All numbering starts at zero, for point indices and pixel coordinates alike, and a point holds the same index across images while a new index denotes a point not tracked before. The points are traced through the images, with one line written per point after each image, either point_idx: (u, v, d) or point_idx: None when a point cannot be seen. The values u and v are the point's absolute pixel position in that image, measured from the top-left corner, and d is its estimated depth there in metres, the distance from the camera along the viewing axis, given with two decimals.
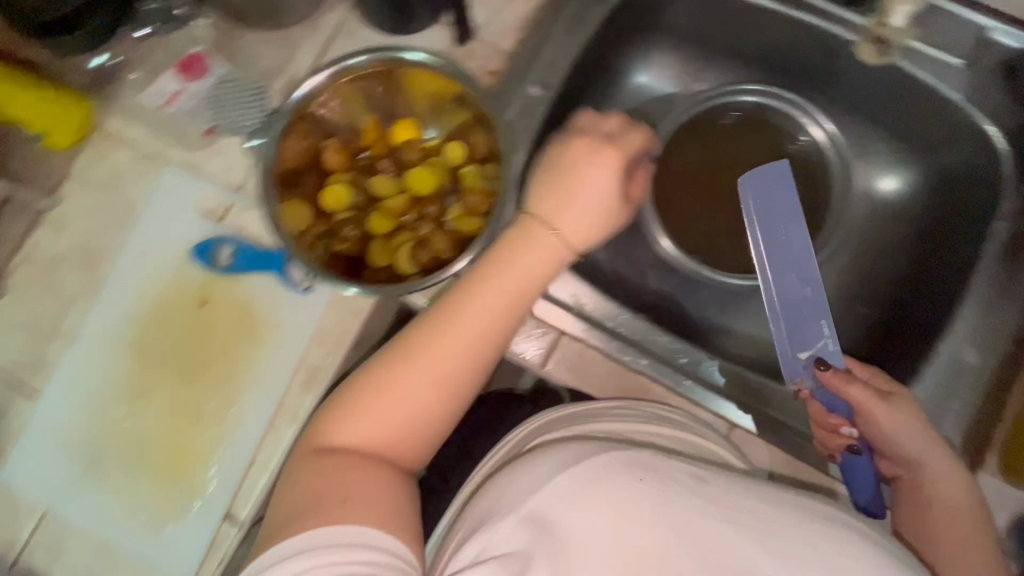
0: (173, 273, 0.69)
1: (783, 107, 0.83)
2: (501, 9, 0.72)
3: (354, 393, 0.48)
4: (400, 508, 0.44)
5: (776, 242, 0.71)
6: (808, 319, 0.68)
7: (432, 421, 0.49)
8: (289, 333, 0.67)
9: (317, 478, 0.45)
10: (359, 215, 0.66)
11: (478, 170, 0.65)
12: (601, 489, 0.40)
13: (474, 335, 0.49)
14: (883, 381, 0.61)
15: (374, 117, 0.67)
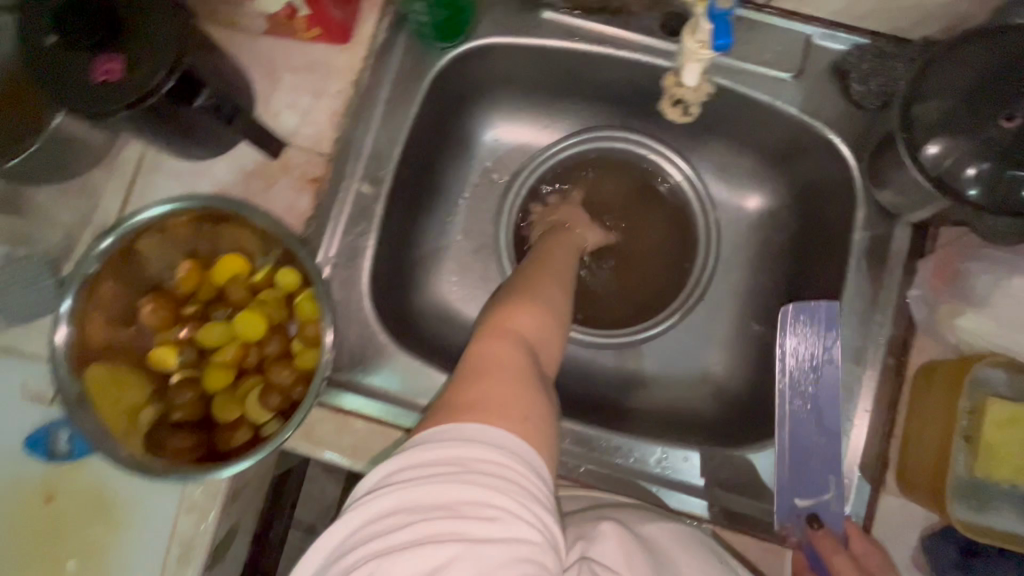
0: (11, 470, 0.62)
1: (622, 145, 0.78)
2: (313, 109, 0.67)
3: (518, 299, 0.52)
4: (549, 418, 0.43)
5: (803, 386, 0.65)
6: (818, 467, 0.63)
7: (557, 339, 0.52)
8: (153, 509, 0.62)
9: (504, 381, 0.42)
10: (196, 372, 0.61)
11: (307, 298, 0.60)
12: (686, 550, 0.49)
13: (565, 271, 0.61)
14: (877, 565, 0.58)
15: (187, 262, 0.62)
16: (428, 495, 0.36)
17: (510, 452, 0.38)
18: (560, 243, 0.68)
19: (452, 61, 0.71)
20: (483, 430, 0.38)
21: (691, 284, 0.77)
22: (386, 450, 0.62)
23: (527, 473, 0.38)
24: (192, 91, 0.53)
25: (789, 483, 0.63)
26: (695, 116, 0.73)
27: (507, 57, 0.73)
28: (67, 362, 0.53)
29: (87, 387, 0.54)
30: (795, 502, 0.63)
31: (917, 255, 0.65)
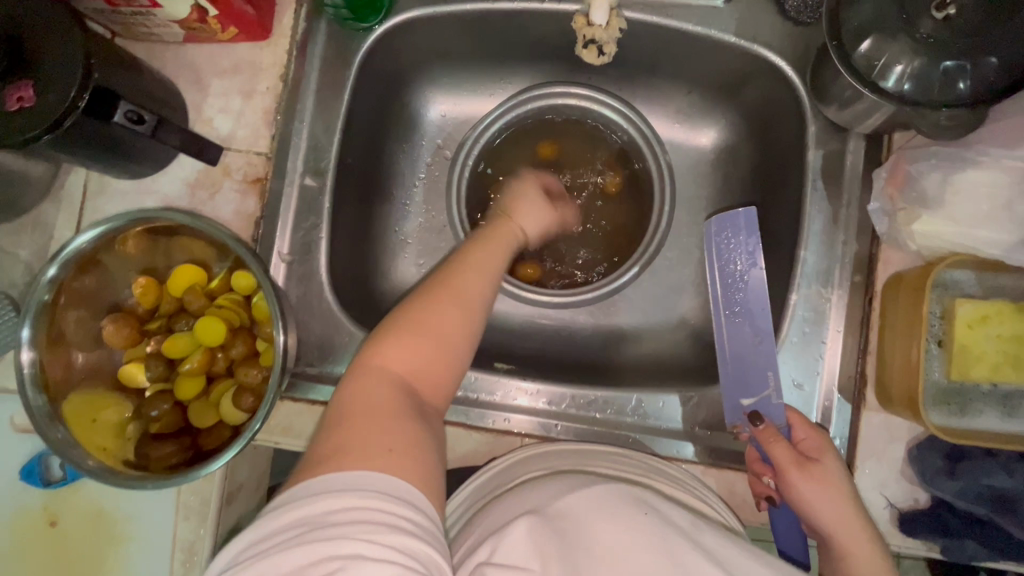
0: (11, 500, 0.64)
1: (573, 99, 0.76)
2: (245, 110, 0.67)
3: (407, 317, 0.51)
4: (422, 447, 0.44)
5: (733, 291, 0.67)
6: (757, 367, 0.63)
7: (450, 363, 0.51)
8: (150, 520, 0.64)
9: (363, 421, 0.44)
10: (169, 384, 0.62)
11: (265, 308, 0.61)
12: (610, 517, 0.47)
13: (486, 284, 0.56)
14: (814, 446, 0.58)
15: (145, 277, 0.62)
16: (281, 565, 0.37)
17: (366, 498, 0.39)
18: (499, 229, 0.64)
19: (378, 40, 0.69)
20: (340, 474, 0.40)
21: (647, 238, 0.74)
22: None
23: (388, 507, 0.39)
24: (112, 105, 0.53)
25: (732, 386, 0.64)
26: (612, 56, 0.71)
27: (433, 30, 0.71)
28: (33, 382, 0.54)
29: (54, 404, 0.55)
30: (742, 404, 0.63)
31: (873, 166, 0.64)
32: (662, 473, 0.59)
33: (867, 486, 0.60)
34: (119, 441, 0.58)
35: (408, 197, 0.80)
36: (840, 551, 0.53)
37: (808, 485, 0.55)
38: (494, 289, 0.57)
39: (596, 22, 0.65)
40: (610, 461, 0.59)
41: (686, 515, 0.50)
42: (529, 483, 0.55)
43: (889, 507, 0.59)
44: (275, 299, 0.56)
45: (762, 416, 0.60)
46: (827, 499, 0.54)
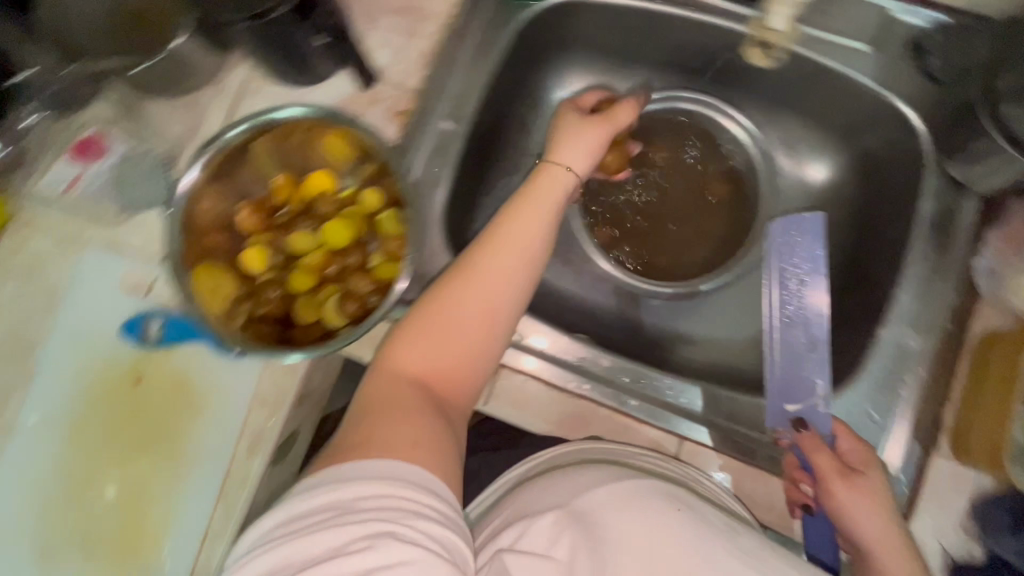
0: (106, 353, 0.68)
1: (726, 121, 0.82)
2: (403, 47, 0.71)
3: (426, 320, 0.57)
4: (444, 445, 0.52)
5: (790, 299, 0.73)
6: (804, 373, 0.69)
7: (468, 362, 0.57)
8: (227, 400, 0.66)
9: (389, 411, 0.52)
10: (281, 276, 0.65)
11: (397, 232, 0.64)
12: (632, 510, 0.51)
13: (510, 276, 0.58)
14: (858, 458, 0.60)
15: (284, 174, 0.66)
16: (314, 543, 0.44)
17: (381, 484, 0.46)
18: (544, 180, 0.64)
19: (534, 16, 0.73)
20: (375, 463, 0.47)
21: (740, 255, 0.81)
22: None
23: (412, 495, 0.46)
24: (308, 11, 0.58)
25: (777, 387, 0.69)
26: (776, 57, 0.69)
27: (588, 17, 0.75)
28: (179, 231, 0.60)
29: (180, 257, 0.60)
30: (784, 408, 0.68)
31: (984, 228, 0.66)
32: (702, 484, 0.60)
33: (924, 529, 0.60)
34: (226, 312, 0.62)
35: (520, 167, 0.84)
36: (873, 557, 0.55)
37: (844, 492, 0.58)
38: (521, 283, 0.59)
39: (773, 30, 0.60)
40: (653, 459, 0.62)
41: (725, 518, 0.53)
42: (562, 470, 0.60)
43: (942, 553, 0.60)
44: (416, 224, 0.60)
45: (806, 424, 0.65)
46: (865, 506, 0.57)
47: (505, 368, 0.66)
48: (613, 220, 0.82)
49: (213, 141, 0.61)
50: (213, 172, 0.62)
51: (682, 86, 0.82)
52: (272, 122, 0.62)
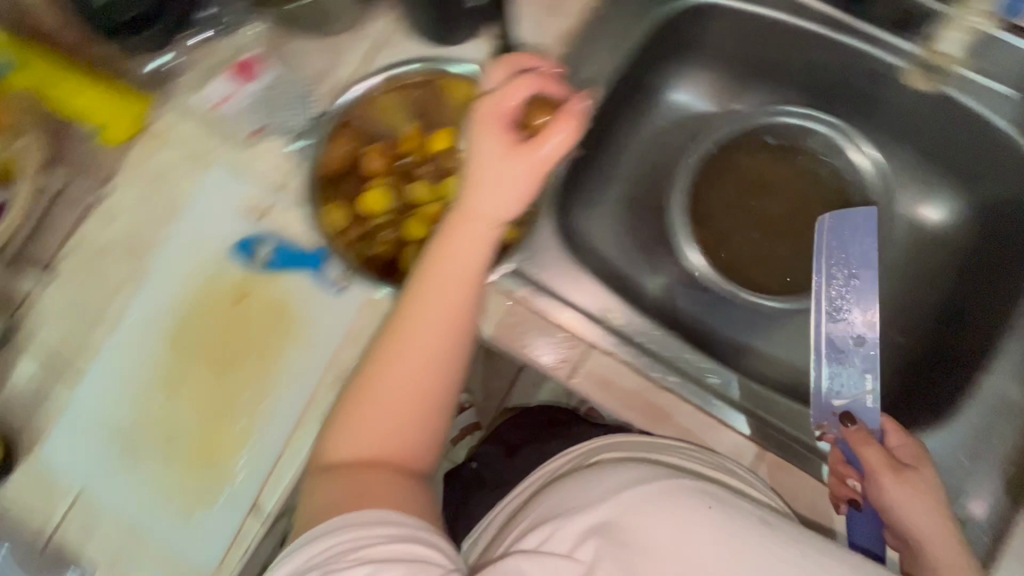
0: (214, 269, 0.71)
1: (853, 152, 0.82)
2: (544, 20, 0.72)
3: (365, 397, 0.50)
4: (415, 505, 0.47)
5: (842, 296, 0.75)
6: (852, 369, 0.71)
7: (422, 419, 0.50)
8: (321, 332, 0.68)
9: (337, 485, 0.48)
10: (396, 219, 0.69)
11: (521, 202, 0.67)
12: (669, 511, 0.45)
13: (446, 319, 0.50)
14: (909, 455, 0.60)
15: (415, 126, 0.70)
16: None
17: (354, 529, 0.43)
18: (463, 232, 0.52)
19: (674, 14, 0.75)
20: (345, 522, 0.44)
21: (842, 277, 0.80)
22: (539, 335, 0.67)
23: (355, 527, 0.43)
24: None
25: (825, 384, 0.71)
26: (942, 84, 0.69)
27: (725, 23, 0.76)
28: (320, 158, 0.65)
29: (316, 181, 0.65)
30: (832, 405, 0.70)
31: None
32: (729, 469, 0.58)
33: None
34: (339, 246, 0.65)
35: (625, 159, 0.85)
36: (922, 550, 0.54)
37: (898, 488, 0.56)
38: (466, 318, 0.51)
39: (942, 50, 0.65)
40: (685, 458, 0.57)
41: (758, 510, 0.47)
42: (588, 470, 0.54)
43: None
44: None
45: (854, 420, 0.66)
46: (918, 502, 0.55)
47: (596, 349, 0.66)
48: (713, 227, 0.84)
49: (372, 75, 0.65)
50: (359, 111, 0.66)
51: (812, 109, 0.83)
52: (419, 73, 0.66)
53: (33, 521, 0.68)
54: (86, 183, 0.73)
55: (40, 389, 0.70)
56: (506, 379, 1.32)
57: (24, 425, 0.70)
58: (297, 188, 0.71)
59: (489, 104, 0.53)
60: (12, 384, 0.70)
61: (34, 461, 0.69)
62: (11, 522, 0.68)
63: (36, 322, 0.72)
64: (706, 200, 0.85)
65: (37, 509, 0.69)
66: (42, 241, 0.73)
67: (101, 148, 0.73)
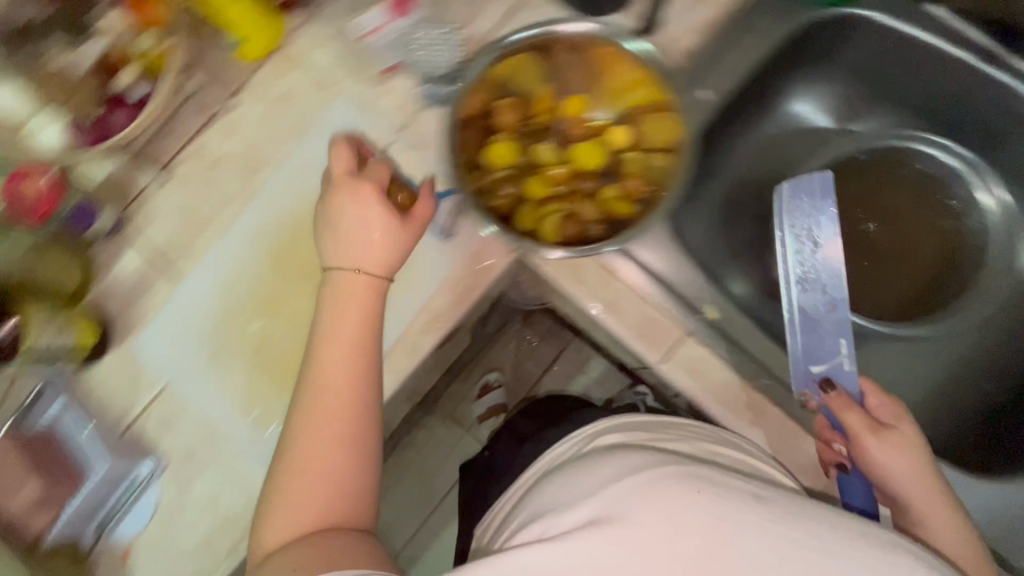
0: None
1: (981, 190, 0.82)
2: (688, 8, 0.71)
3: (296, 469, 0.53)
4: (364, 549, 0.49)
5: (813, 264, 0.72)
6: (827, 335, 0.68)
7: (352, 471, 0.54)
8: (422, 274, 0.69)
9: (301, 552, 0.48)
10: (517, 176, 0.66)
11: (654, 182, 0.64)
12: (660, 496, 0.43)
13: (349, 371, 0.56)
14: (889, 414, 0.60)
15: (549, 86, 0.68)
16: None
17: None
18: (353, 286, 0.60)
19: (832, 19, 0.74)
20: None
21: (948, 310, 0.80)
22: (636, 314, 0.67)
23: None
24: None
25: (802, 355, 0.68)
26: None
27: (878, 38, 0.75)
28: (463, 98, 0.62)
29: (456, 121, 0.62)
30: (811, 370, 0.67)
31: None
32: (732, 442, 0.59)
33: None
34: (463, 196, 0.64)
35: (736, 159, 0.84)
36: (915, 514, 0.54)
37: (884, 449, 0.56)
38: (369, 364, 0.57)
39: None
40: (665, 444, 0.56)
41: (749, 486, 0.46)
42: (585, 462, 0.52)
43: None
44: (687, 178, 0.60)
45: (834, 385, 0.64)
46: (899, 461, 0.55)
47: (691, 338, 0.66)
48: (832, 237, 0.82)
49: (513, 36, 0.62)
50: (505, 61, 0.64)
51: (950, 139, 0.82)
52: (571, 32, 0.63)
53: (115, 406, 0.71)
54: (216, 95, 0.76)
55: (143, 281, 0.73)
56: (541, 366, 1.29)
57: (123, 312, 0.72)
58: (418, 131, 0.72)
59: (342, 182, 0.63)
60: (118, 273, 0.73)
61: (127, 349, 0.72)
62: (97, 402, 0.70)
63: (147, 216, 0.74)
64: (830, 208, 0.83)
65: (121, 395, 0.71)
66: (165, 141, 0.75)
67: (236, 61, 0.75)
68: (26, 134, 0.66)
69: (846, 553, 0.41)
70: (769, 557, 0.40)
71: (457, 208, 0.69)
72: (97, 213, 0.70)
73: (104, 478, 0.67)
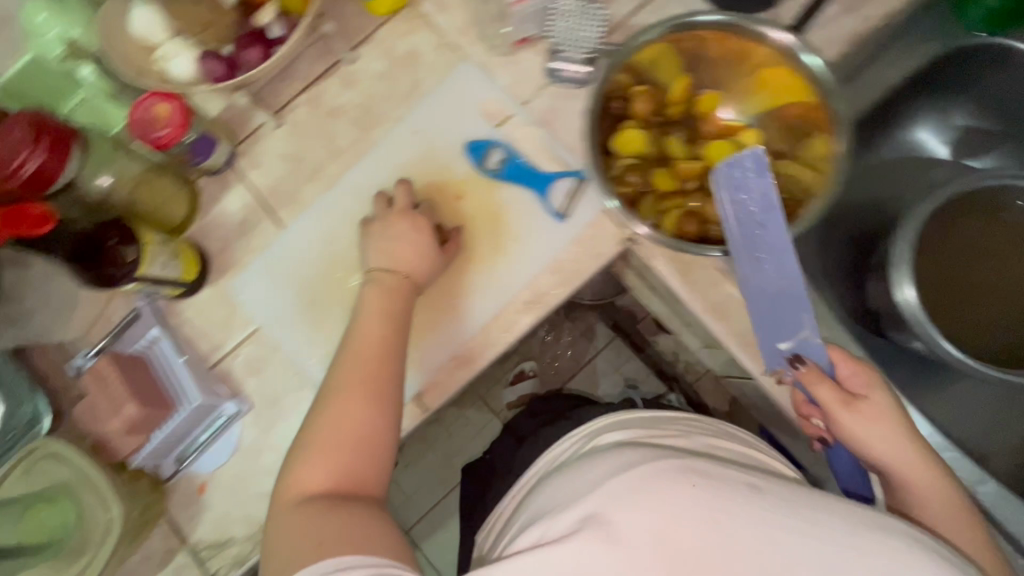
0: (438, 160, 0.71)
1: None
2: (836, 17, 0.69)
3: (312, 446, 0.53)
4: (373, 528, 0.47)
5: (750, 238, 0.59)
6: (789, 310, 0.59)
7: (374, 442, 0.54)
8: (529, 253, 0.69)
9: (313, 530, 0.47)
10: (644, 165, 0.64)
11: (789, 194, 0.62)
12: (648, 497, 0.41)
13: (380, 351, 0.59)
14: (860, 383, 0.55)
15: (686, 78, 0.66)
16: None
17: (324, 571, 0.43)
18: (385, 291, 0.63)
19: (974, 44, 0.71)
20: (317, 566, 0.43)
21: None
22: (743, 323, 0.66)
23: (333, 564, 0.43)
24: None
25: (766, 330, 0.60)
26: None
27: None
28: (605, 79, 0.61)
29: (595, 101, 0.61)
30: (777, 348, 0.60)
31: None
32: (724, 434, 0.62)
33: None
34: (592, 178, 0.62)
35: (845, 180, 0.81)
36: (901, 483, 0.51)
37: (860, 423, 0.52)
38: (399, 346, 0.60)
39: None
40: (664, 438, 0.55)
41: (745, 475, 0.44)
42: (576, 464, 0.49)
43: None
44: (835, 194, 0.57)
45: (803, 360, 0.57)
46: (881, 433, 0.51)
47: None
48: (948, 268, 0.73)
49: (685, 20, 0.61)
50: (648, 48, 0.62)
51: None
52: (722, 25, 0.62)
53: (205, 342, 0.71)
54: (339, 43, 0.75)
55: (245, 221, 0.73)
56: (576, 363, 1.24)
57: (222, 250, 0.72)
58: (540, 108, 0.71)
59: (394, 213, 0.67)
60: (222, 210, 0.73)
61: (222, 287, 0.72)
62: (188, 335, 0.71)
63: (255, 158, 0.74)
64: (949, 238, 0.74)
65: (211, 332, 0.71)
66: (281, 84, 0.74)
67: (363, 13, 0.74)
68: (158, 59, 0.66)
69: (848, 541, 0.39)
70: (764, 546, 0.39)
71: (575, 190, 0.68)
72: (216, 144, 0.69)
73: (195, 407, 0.65)
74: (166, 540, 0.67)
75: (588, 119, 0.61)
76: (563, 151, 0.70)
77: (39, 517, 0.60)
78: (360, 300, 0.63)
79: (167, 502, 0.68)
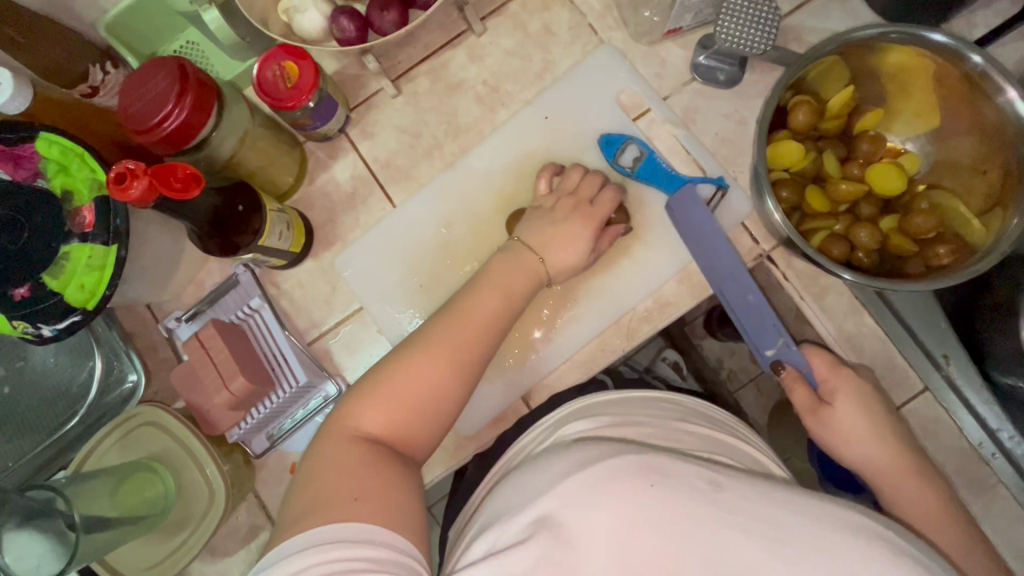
0: (566, 151, 0.67)
1: None
2: (1009, 41, 0.64)
3: (360, 393, 0.48)
4: (398, 491, 0.43)
5: (707, 262, 0.62)
6: (757, 325, 0.61)
7: (433, 410, 0.49)
8: (658, 259, 0.65)
9: (308, 490, 0.42)
10: (794, 181, 0.61)
11: (947, 228, 0.59)
12: (609, 498, 0.37)
13: (492, 329, 0.53)
14: (838, 380, 0.58)
15: (851, 91, 0.60)
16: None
17: (332, 546, 0.37)
18: (523, 269, 0.57)
19: None
20: (319, 532, 0.38)
21: None
22: (874, 354, 0.63)
23: (341, 535, 0.38)
24: None
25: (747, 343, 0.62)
26: None
27: None
28: (777, 91, 0.56)
29: (763, 115, 0.56)
30: (765, 356, 0.61)
31: None
32: (704, 417, 0.56)
33: None
34: (755, 180, 0.59)
35: None
36: (884, 484, 0.53)
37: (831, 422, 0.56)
38: (506, 330, 0.55)
39: None
40: (644, 426, 0.51)
41: (704, 469, 0.39)
42: (538, 459, 0.45)
43: None
44: (1002, 254, 0.53)
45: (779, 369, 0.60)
46: (853, 438, 0.56)
47: (926, 392, 0.63)
48: None
49: (907, 32, 0.55)
50: (824, 59, 0.57)
51: None
52: (914, 37, 0.55)
53: (304, 318, 0.68)
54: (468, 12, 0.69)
55: (355, 194, 0.69)
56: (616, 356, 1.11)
57: (328, 222, 0.69)
58: (680, 106, 0.67)
59: (565, 200, 0.61)
60: (330, 178, 0.69)
61: (327, 260, 0.68)
62: (289, 308, 0.68)
63: (369, 127, 0.69)
64: None
65: (310, 307, 0.68)
66: (403, 50, 0.70)
67: None
68: (289, 9, 0.62)
69: (808, 540, 0.35)
70: (718, 544, 0.35)
71: (713, 198, 0.65)
72: (336, 109, 0.64)
73: (299, 387, 0.63)
74: (252, 516, 0.65)
75: (758, 132, 0.56)
76: (705, 155, 0.66)
77: (139, 488, 0.59)
78: (488, 266, 0.58)
79: (257, 479, 0.65)
